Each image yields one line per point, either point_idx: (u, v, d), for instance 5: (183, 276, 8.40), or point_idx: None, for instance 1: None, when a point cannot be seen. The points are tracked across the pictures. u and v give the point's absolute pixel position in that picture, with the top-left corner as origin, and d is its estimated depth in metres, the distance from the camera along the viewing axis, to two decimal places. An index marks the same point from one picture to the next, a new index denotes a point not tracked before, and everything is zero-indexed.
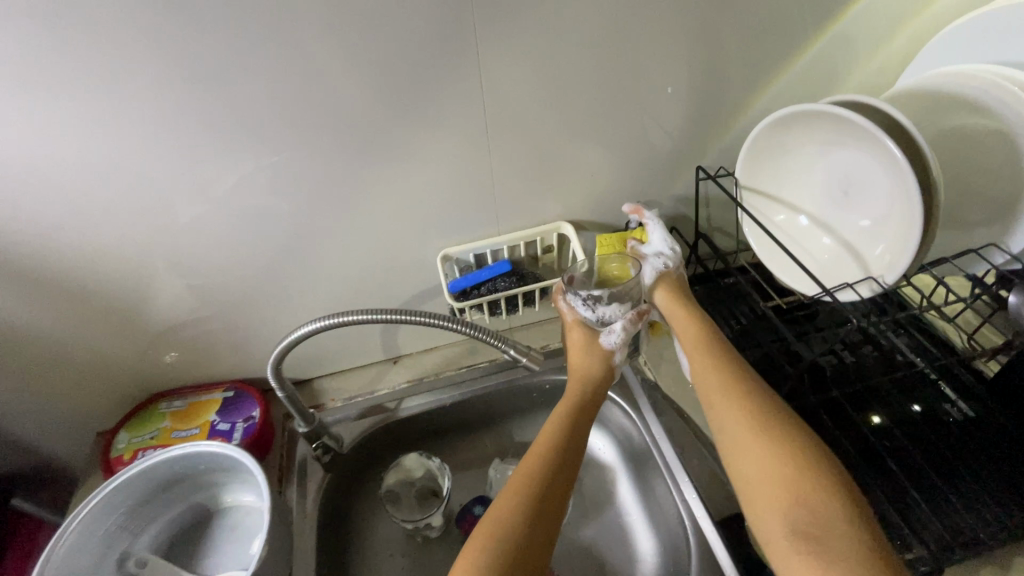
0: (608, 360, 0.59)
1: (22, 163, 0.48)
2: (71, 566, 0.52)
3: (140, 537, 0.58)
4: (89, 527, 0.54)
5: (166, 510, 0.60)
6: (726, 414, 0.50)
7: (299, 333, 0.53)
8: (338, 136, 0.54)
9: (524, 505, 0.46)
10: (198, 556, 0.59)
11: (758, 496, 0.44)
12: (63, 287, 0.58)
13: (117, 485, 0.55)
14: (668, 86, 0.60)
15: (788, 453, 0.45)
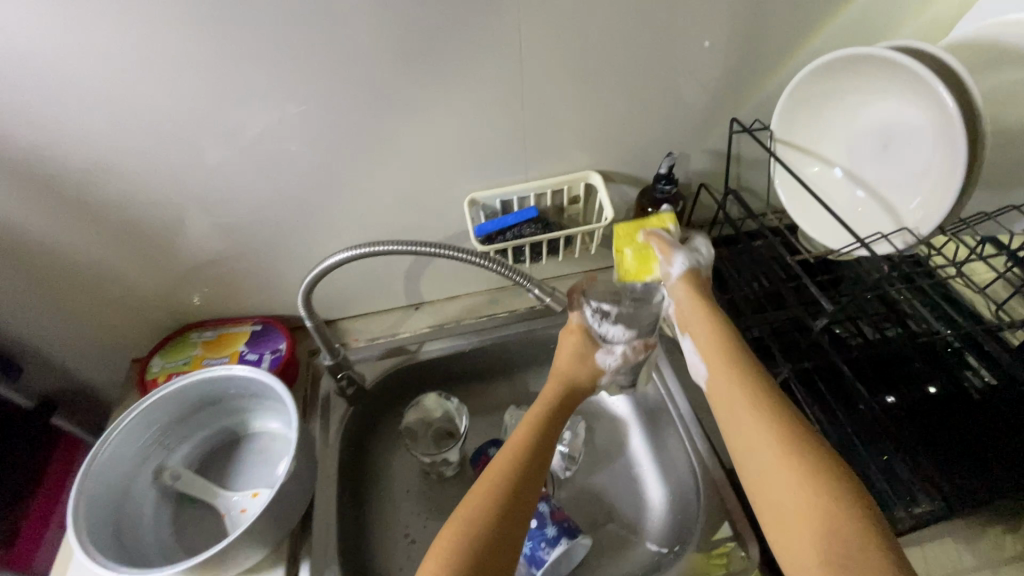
0: (597, 371, 0.59)
1: (64, 90, 0.49)
2: (111, 473, 0.55)
3: (173, 453, 0.62)
4: (129, 436, 0.57)
5: (198, 430, 0.63)
6: (740, 417, 0.48)
7: (330, 262, 0.55)
8: (369, 73, 0.54)
9: (492, 508, 0.46)
10: (227, 474, 0.62)
11: (775, 505, 0.43)
12: (101, 217, 0.60)
13: (153, 402, 0.57)
14: (706, 39, 0.58)
15: (806, 462, 0.43)
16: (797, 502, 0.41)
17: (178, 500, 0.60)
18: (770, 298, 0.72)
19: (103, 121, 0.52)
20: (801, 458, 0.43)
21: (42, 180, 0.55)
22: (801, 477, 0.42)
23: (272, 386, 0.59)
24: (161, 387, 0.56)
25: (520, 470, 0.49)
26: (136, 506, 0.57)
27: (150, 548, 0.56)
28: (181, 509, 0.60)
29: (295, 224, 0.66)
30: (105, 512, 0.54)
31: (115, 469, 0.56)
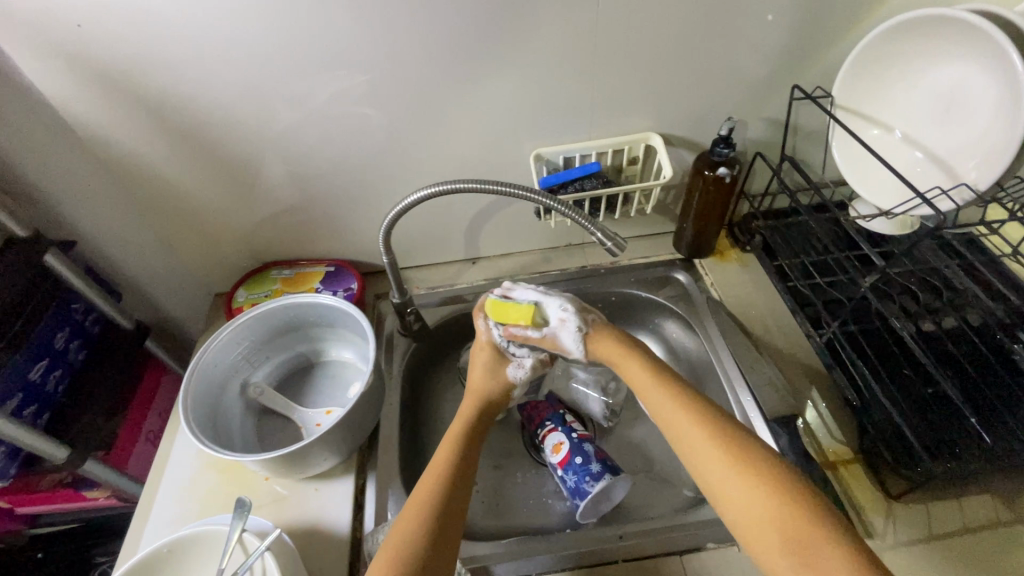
0: (506, 384, 0.62)
1: (180, 45, 0.56)
2: (210, 380, 0.64)
3: (257, 371, 0.71)
4: (227, 349, 0.66)
5: (280, 353, 0.73)
6: (684, 431, 0.49)
7: (407, 202, 0.60)
8: (448, 32, 0.58)
9: (429, 516, 0.48)
10: (303, 393, 0.71)
11: (736, 512, 0.44)
12: (201, 162, 0.67)
13: (246, 322, 0.66)
14: (769, 13, 0.60)
15: (755, 472, 0.44)
16: (757, 508, 0.42)
17: (262, 411, 0.69)
18: (818, 266, 0.74)
19: (207, 76, 0.59)
20: (751, 468, 0.44)
21: (157, 123, 0.62)
22: (756, 484, 0.43)
23: (347, 316, 0.68)
24: (258, 308, 0.65)
25: (451, 481, 0.51)
26: (229, 410, 0.66)
27: (240, 447, 0.65)
28: (263, 418, 0.69)
29: (369, 175, 0.72)
30: (206, 409, 0.63)
31: (216, 374, 0.65)
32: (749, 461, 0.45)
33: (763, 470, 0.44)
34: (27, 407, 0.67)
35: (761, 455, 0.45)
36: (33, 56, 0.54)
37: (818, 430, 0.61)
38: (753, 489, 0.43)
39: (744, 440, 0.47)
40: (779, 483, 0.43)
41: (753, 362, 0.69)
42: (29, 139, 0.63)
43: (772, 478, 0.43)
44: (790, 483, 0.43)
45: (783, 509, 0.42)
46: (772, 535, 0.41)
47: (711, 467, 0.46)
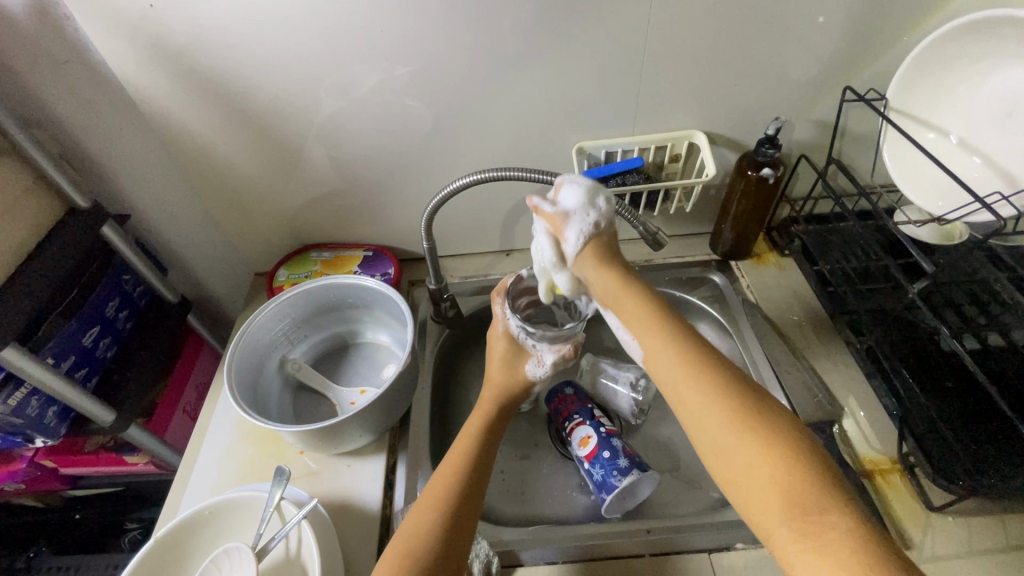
0: (526, 381, 0.62)
1: (238, 31, 0.58)
2: (252, 353, 0.67)
3: (294, 349, 0.73)
4: (269, 324, 0.68)
5: (317, 332, 0.75)
6: (675, 380, 0.43)
7: (452, 187, 0.61)
8: (497, 25, 0.59)
9: (444, 513, 0.48)
10: (337, 372, 0.74)
11: (728, 466, 0.40)
12: (251, 144, 0.69)
13: (288, 299, 0.68)
14: (822, 15, 0.59)
15: (752, 426, 0.40)
16: (753, 466, 0.38)
17: (298, 387, 0.72)
18: (860, 273, 0.73)
19: (263, 60, 0.60)
20: (748, 423, 0.40)
21: (215, 102, 0.64)
22: (752, 441, 0.39)
23: (386, 297, 0.69)
24: (301, 286, 0.68)
25: (464, 481, 0.51)
26: (266, 383, 0.69)
27: (276, 419, 0.67)
28: (298, 393, 0.71)
29: (412, 163, 0.73)
30: (247, 380, 0.65)
31: (258, 347, 0.67)
32: (747, 414, 0.40)
33: (761, 426, 0.39)
34: (78, 370, 0.70)
35: (759, 407, 0.40)
36: (106, 34, 0.57)
37: (856, 438, 0.60)
38: (747, 444, 0.39)
39: (740, 387, 0.42)
40: (777, 442, 0.39)
41: (789, 367, 0.68)
42: (95, 114, 0.66)
43: (771, 436, 0.39)
44: (799, 455, 0.38)
45: (779, 467, 0.38)
46: (766, 494, 0.37)
47: (708, 426, 0.41)
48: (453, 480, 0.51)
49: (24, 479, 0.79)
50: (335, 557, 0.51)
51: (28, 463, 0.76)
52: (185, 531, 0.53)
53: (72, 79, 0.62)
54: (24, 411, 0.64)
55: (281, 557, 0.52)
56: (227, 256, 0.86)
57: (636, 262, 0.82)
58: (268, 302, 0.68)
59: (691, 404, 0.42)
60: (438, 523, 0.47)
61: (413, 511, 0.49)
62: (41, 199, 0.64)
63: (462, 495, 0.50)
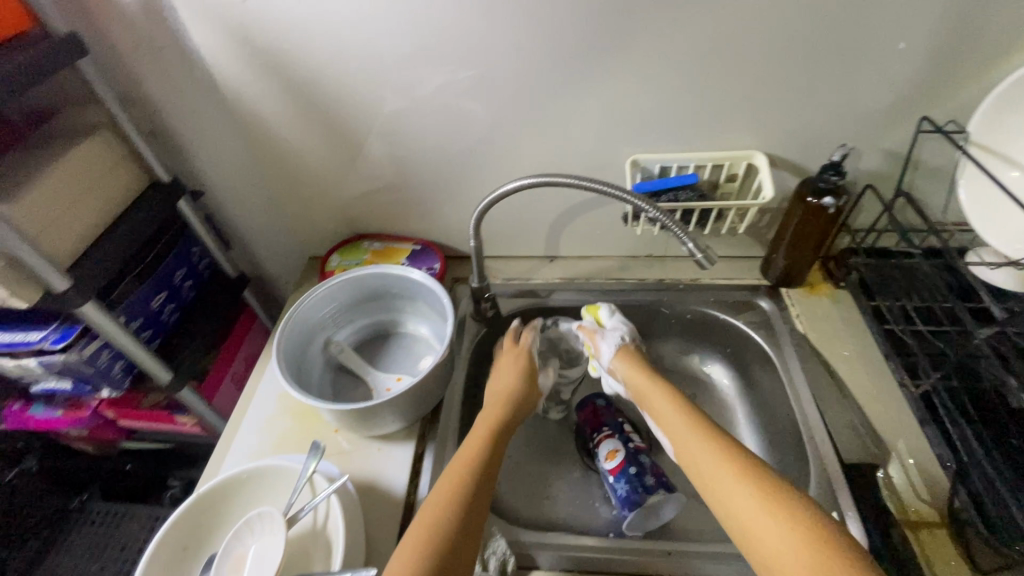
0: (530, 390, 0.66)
1: (318, 31, 0.62)
2: (299, 332, 0.70)
3: (339, 333, 0.77)
4: (320, 305, 0.72)
5: (362, 317, 0.78)
6: (706, 465, 0.52)
7: (504, 189, 0.61)
8: (560, 36, 0.61)
9: (455, 496, 0.50)
10: (376, 358, 0.77)
11: (753, 529, 0.45)
12: (320, 133, 0.73)
13: (337, 283, 0.71)
14: (901, 41, 0.57)
15: (772, 504, 0.46)
16: (780, 539, 0.43)
17: (339, 366, 0.75)
18: (921, 314, 0.69)
19: (336, 54, 0.64)
20: (766, 494, 0.46)
21: (290, 93, 0.68)
22: (773, 514, 0.45)
23: (430, 290, 0.72)
24: (350, 272, 0.71)
25: (475, 464, 0.54)
26: (312, 359, 0.72)
27: (317, 395, 0.71)
28: (340, 373, 0.75)
29: (467, 162, 0.74)
30: (294, 354, 0.69)
31: (307, 326, 0.71)
32: (769, 492, 0.47)
33: (773, 495, 0.46)
34: (144, 330, 0.75)
35: (776, 485, 0.47)
36: (202, 24, 0.62)
37: (902, 487, 0.57)
38: (763, 505, 0.46)
39: (765, 473, 0.49)
40: (787, 508, 0.45)
41: (834, 404, 0.65)
42: (184, 96, 0.71)
43: (778, 497, 0.46)
44: (806, 514, 0.44)
45: (786, 521, 0.44)
46: (770, 534, 0.44)
47: (739, 503, 0.47)
48: (468, 460, 0.54)
49: (86, 426, 0.86)
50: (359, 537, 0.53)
51: (92, 412, 0.83)
52: (224, 490, 0.56)
53: (167, 65, 0.67)
54: (95, 361, 0.68)
55: (308, 528, 0.54)
56: (286, 238, 0.90)
57: (682, 280, 0.81)
58: (319, 285, 0.71)
59: (721, 487, 0.49)
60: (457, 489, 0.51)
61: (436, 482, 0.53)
62: (131, 171, 0.70)
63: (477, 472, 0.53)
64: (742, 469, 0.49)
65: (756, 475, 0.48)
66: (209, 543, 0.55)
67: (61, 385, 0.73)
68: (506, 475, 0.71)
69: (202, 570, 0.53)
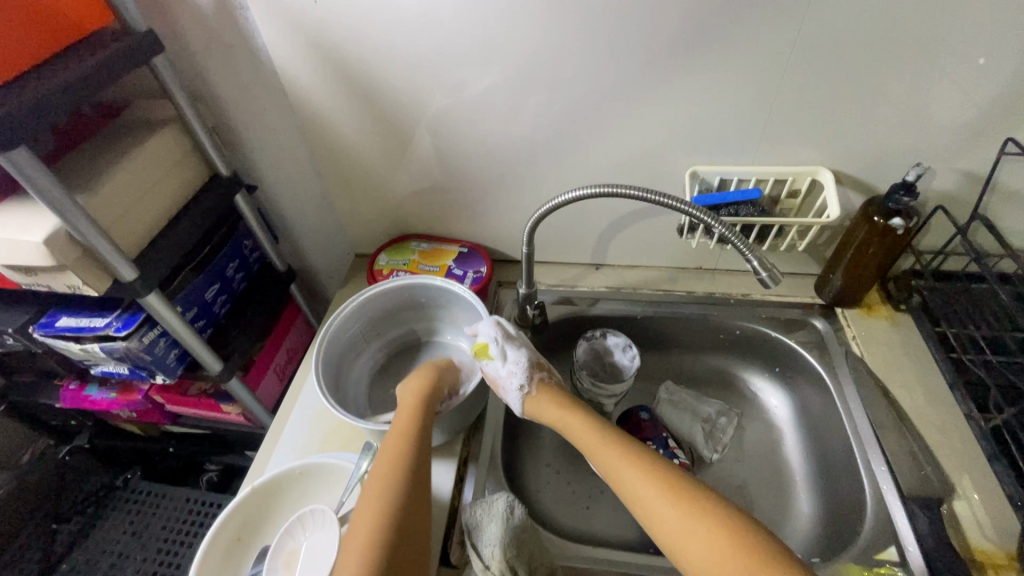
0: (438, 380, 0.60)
1: (382, 33, 0.62)
2: (339, 339, 0.70)
3: (375, 341, 0.77)
4: (359, 317, 0.72)
5: (398, 326, 0.79)
6: (632, 482, 0.47)
7: (561, 198, 0.61)
8: (622, 45, 0.60)
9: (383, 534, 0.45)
10: (411, 368, 0.77)
11: (692, 556, 0.41)
12: (375, 133, 0.73)
13: (378, 292, 0.72)
14: (986, 58, 0.55)
15: (707, 525, 0.42)
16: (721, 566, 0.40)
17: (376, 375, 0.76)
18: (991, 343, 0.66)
19: (399, 55, 0.64)
20: (699, 513, 0.43)
21: (348, 92, 0.69)
22: (710, 536, 0.41)
23: (470, 303, 0.71)
24: (388, 283, 0.71)
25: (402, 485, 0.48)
26: (348, 371, 0.73)
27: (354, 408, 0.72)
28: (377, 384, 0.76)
29: (518, 167, 0.74)
30: (333, 365, 0.69)
31: (346, 335, 0.71)
32: (700, 510, 0.43)
33: (706, 513, 0.42)
34: (197, 320, 0.77)
35: (708, 502, 0.43)
36: (267, 22, 0.63)
37: (967, 523, 0.54)
38: (698, 526, 0.42)
39: (690, 488, 0.45)
40: (721, 525, 0.41)
41: (893, 432, 0.63)
42: (245, 93, 0.72)
43: (712, 514, 0.42)
44: (745, 536, 0.41)
45: (723, 543, 0.40)
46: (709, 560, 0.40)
47: (674, 527, 0.43)
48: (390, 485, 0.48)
49: (136, 409, 0.89)
50: None
51: (143, 396, 0.86)
52: (275, 484, 0.57)
53: (232, 63, 0.69)
54: (153, 350, 0.70)
55: None
56: (333, 235, 0.92)
57: (732, 295, 0.79)
58: (360, 294, 0.71)
59: (654, 509, 0.44)
60: (386, 527, 0.45)
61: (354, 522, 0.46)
62: (194, 165, 0.72)
63: (404, 501, 0.47)
64: (666, 485, 0.45)
65: (682, 489, 0.45)
66: (263, 534, 0.56)
67: (119, 369, 0.75)
68: (548, 488, 0.72)
69: (254, 561, 0.54)
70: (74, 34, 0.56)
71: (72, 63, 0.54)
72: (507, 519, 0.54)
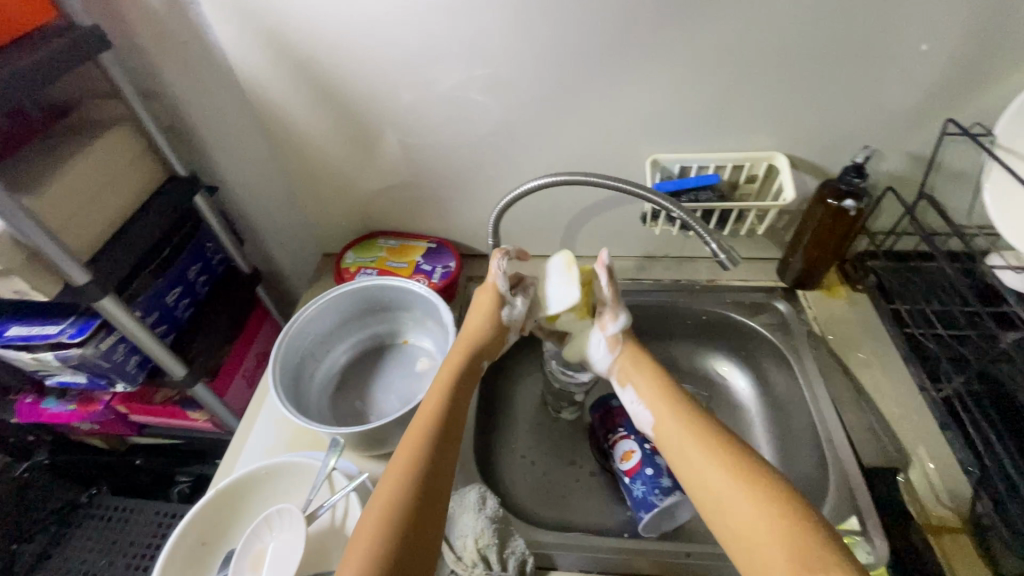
0: (501, 326, 0.60)
1: (339, 28, 0.61)
2: (299, 344, 0.69)
3: (338, 346, 0.76)
4: (314, 322, 0.70)
5: (361, 330, 0.77)
6: (683, 443, 0.49)
7: (524, 188, 0.61)
8: (579, 36, 0.60)
9: (412, 480, 0.46)
10: (375, 372, 0.76)
11: (730, 513, 0.43)
12: (337, 129, 0.72)
13: (338, 294, 0.71)
14: (927, 43, 0.57)
15: (754, 489, 0.43)
16: (757, 523, 0.41)
17: (340, 381, 0.74)
18: (942, 318, 0.68)
19: (356, 47, 0.63)
20: (745, 476, 0.44)
21: (307, 88, 0.68)
22: (755, 498, 0.43)
23: (432, 303, 0.71)
24: (346, 285, 0.70)
25: (436, 435, 0.49)
26: (308, 378, 0.71)
27: (317, 418, 0.69)
28: (338, 394, 0.73)
29: (483, 160, 0.74)
30: (291, 373, 0.67)
31: (307, 340, 0.70)
32: (748, 474, 0.44)
33: (754, 477, 0.44)
34: (159, 325, 0.75)
35: (758, 468, 0.45)
36: (220, 17, 0.61)
37: (923, 490, 0.56)
38: (744, 486, 0.44)
39: (745, 453, 0.46)
40: (768, 488, 0.43)
41: (852, 407, 0.65)
42: (201, 91, 0.70)
43: (760, 479, 0.44)
44: (789, 500, 0.42)
45: (766, 504, 0.42)
46: (747, 516, 0.42)
47: (718, 485, 0.45)
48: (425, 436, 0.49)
49: (98, 420, 0.86)
50: None
51: (104, 406, 0.83)
52: (241, 486, 0.56)
53: (186, 60, 0.67)
54: (112, 356, 0.68)
55: (327, 525, 0.54)
56: (299, 234, 0.90)
57: (698, 281, 0.81)
58: (320, 297, 0.70)
59: (701, 467, 0.46)
60: (412, 475, 0.46)
61: (389, 465, 0.48)
62: (149, 166, 0.70)
63: (434, 450, 0.48)
64: (720, 447, 0.47)
65: (734, 452, 0.46)
66: (229, 537, 0.55)
67: (77, 378, 0.73)
68: (523, 478, 0.71)
69: (220, 565, 0.53)
70: (14, 30, 0.54)
71: (12, 60, 0.52)
72: (481, 510, 0.54)
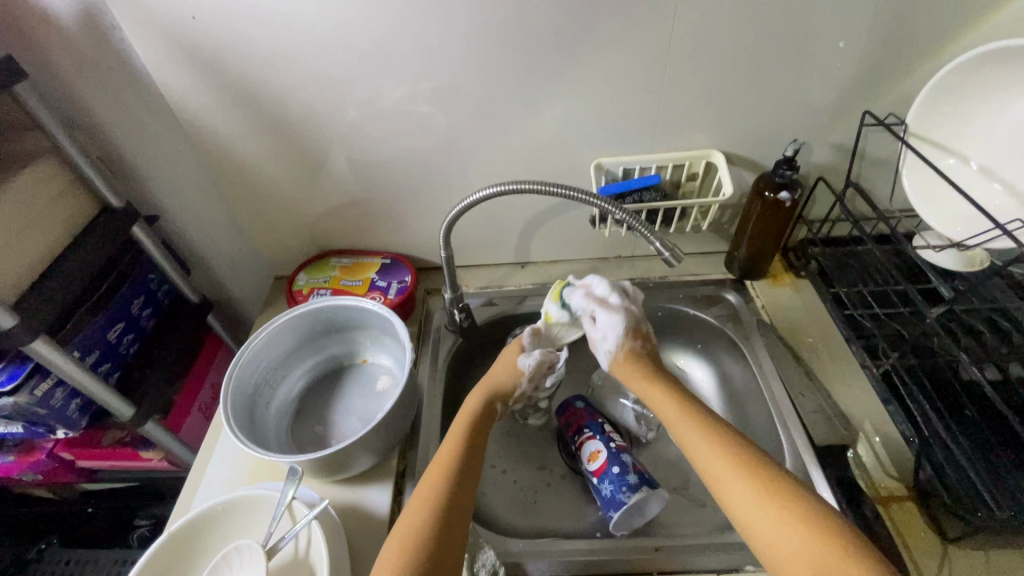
0: (518, 373, 0.64)
1: (273, 48, 0.61)
2: (250, 374, 0.67)
3: (293, 371, 0.74)
4: (265, 349, 0.69)
5: (316, 353, 0.76)
6: (710, 465, 0.49)
7: (471, 199, 0.61)
8: (514, 47, 0.61)
9: (432, 520, 0.48)
10: (334, 394, 0.74)
11: (764, 535, 0.43)
12: (279, 150, 0.71)
13: (287, 319, 0.69)
14: (839, 41, 0.60)
15: (785, 511, 0.43)
16: (792, 544, 0.42)
17: (298, 407, 0.73)
18: (877, 298, 0.72)
19: (291, 66, 0.62)
20: (774, 498, 0.45)
21: (244, 109, 0.66)
22: (786, 520, 0.43)
23: (386, 319, 0.70)
24: (296, 308, 0.68)
25: (453, 477, 0.52)
26: (264, 408, 0.69)
27: (275, 448, 0.67)
28: (295, 421, 0.72)
29: (431, 172, 0.74)
30: (244, 404, 0.65)
31: (258, 369, 0.68)
32: (778, 495, 0.45)
33: (783, 498, 0.44)
34: (101, 364, 0.72)
35: (788, 489, 0.45)
36: (145, 41, 0.60)
37: (871, 464, 0.59)
38: (774, 511, 0.44)
39: (774, 475, 0.46)
40: (798, 509, 0.43)
41: (802, 389, 0.67)
42: (131, 118, 0.68)
43: (790, 500, 0.44)
44: (821, 518, 0.42)
45: (798, 525, 0.42)
46: (780, 538, 0.42)
47: (750, 509, 0.45)
48: (441, 482, 0.51)
49: (41, 470, 0.81)
50: (343, 562, 0.52)
51: (47, 454, 0.78)
52: (197, 526, 0.54)
53: (113, 87, 0.65)
54: (49, 402, 0.65)
55: (290, 557, 0.52)
56: (249, 259, 0.88)
57: (651, 279, 0.83)
58: (269, 323, 0.68)
59: (731, 492, 0.47)
60: (427, 519, 0.48)
61: (410, 509, 0.50)
62: (79, 198, 0.67)
63: (450, 493, 0.50)
64: (748, 470, 0.47)
65: (763, 474, 0.47)
66: None
67: (12, 428, 0.69)
68: (495, 486, 0.71)
69: None
70: None
71: None
72: None
